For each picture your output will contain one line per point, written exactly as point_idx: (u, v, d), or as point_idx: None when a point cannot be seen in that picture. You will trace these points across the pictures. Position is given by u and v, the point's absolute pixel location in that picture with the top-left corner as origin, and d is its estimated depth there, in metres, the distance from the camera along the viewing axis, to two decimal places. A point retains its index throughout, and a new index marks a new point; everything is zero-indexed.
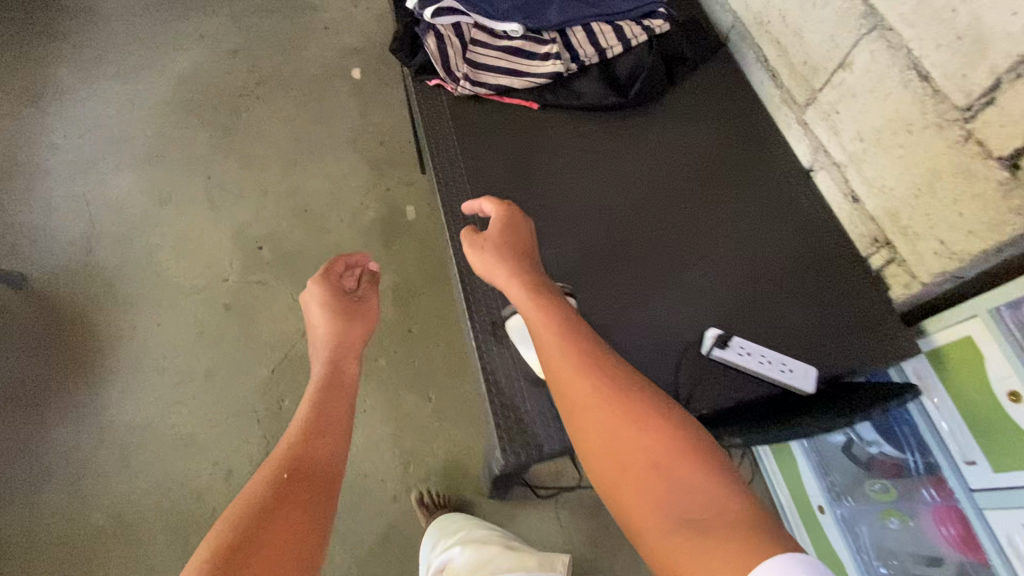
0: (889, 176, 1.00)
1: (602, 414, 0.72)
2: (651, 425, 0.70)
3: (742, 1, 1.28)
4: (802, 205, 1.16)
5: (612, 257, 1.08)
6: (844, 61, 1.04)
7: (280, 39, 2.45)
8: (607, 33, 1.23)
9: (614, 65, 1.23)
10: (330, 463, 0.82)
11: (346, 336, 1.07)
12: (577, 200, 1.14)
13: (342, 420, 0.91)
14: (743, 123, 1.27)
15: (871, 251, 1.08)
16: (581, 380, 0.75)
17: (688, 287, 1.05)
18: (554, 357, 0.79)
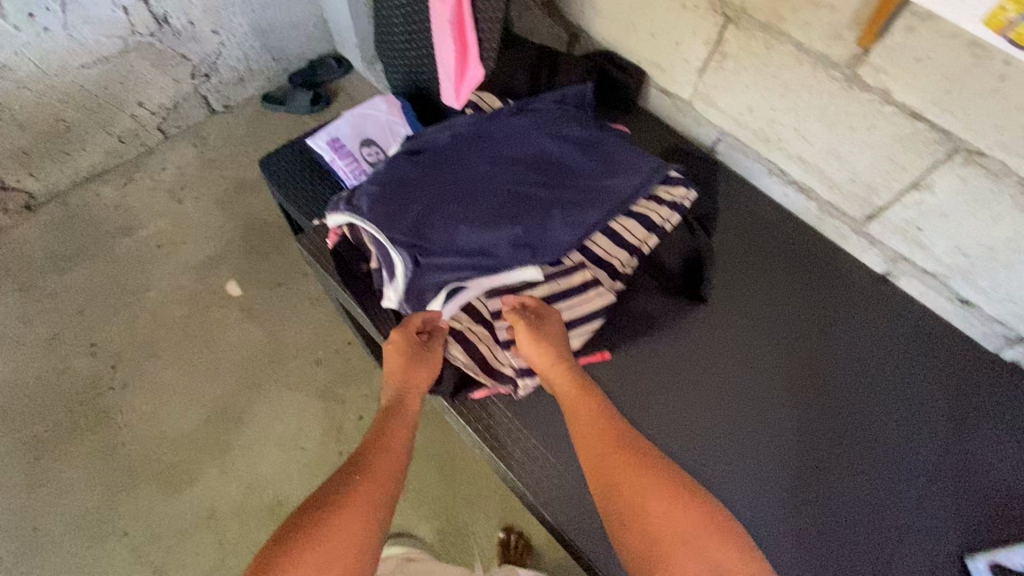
0: (1015, 287, 0.91)
1: (641, 489, 0.74)
2: (688, 509, 0.72)
3: (733, 120, 1.11)
4: (919, 321, 1.03)
5: (825, 525, 0.85)
6: (915, 182, 0.92)
7: (105, 289, 1.82)
8: (633, 229, 0.99)
9: (658, 258, 1.00)
10: (380, 489, 0.74)
11: (414, 378, 0.88)
12: (732, 467, 0.89)
13: (400, 442, 0.81)
14: (797, 251, 1.11)
15: (1003, 345, 0.99)
16: (633, 472, 0.76)
17: (914, 510, 0.86)
18: (599, 436, 0.81)
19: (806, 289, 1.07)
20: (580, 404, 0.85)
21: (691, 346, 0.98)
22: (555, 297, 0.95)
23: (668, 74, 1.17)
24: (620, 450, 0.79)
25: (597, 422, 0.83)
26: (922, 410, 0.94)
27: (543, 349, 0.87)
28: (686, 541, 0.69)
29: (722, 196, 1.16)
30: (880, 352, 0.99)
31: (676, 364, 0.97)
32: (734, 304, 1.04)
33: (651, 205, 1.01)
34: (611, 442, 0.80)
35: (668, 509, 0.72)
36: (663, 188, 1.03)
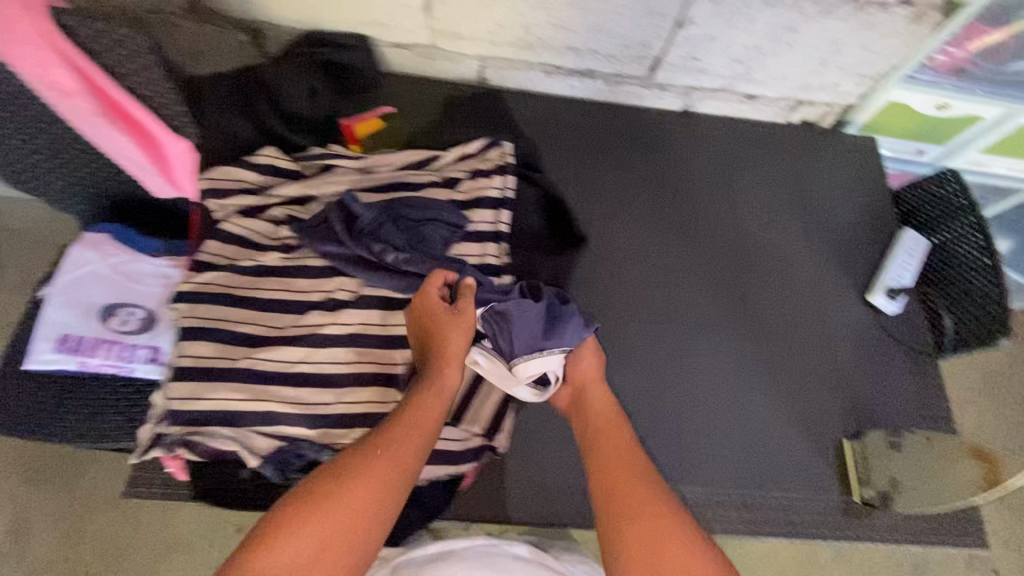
0: (787, 68, 1.01)
1: (638, 518, 0.58)
2: (677, 542, 0.56)
3: (485, 43, 1.00)
4: (728, 133, 1.12)
5: (787, 361, 0.93)
6: (679, 21, 0.93)
7: None
8: (480, 215, 0.87)
9: (522, 227, 0.90)
10: (380, 486, 0.57)
11: (451, 349, 0.71)
12: (700, 371, 0.91)
13: (421, 428, 0.64)
14: (611, 133, 1.08)
15: (791, 114, 1.12)
16: (631, 484, 0.62)
17: (822, 299, 0.99)
18: (602, 457, 0.66)
19: (642, 164, 1.06)
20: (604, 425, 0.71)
21: (608, 293, 0.94)
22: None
23: (394, 27, 0.98)
24: (625, 461, 0.65)
25: (618, 444, 0.68)
26: (779, 216, 1.05)
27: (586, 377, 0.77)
28: (648, 552, 0.56)
29: (525, 125, 1.06)
30: (730, 186, 1.06)
31: (601, 310, 0.93)
32: (611, 220, 1.00)
33: (478, 183, 0.89)
34: (614, 454, 0.66)
35: (645, 521, 0.58)
36: (477, 159, 0.91)
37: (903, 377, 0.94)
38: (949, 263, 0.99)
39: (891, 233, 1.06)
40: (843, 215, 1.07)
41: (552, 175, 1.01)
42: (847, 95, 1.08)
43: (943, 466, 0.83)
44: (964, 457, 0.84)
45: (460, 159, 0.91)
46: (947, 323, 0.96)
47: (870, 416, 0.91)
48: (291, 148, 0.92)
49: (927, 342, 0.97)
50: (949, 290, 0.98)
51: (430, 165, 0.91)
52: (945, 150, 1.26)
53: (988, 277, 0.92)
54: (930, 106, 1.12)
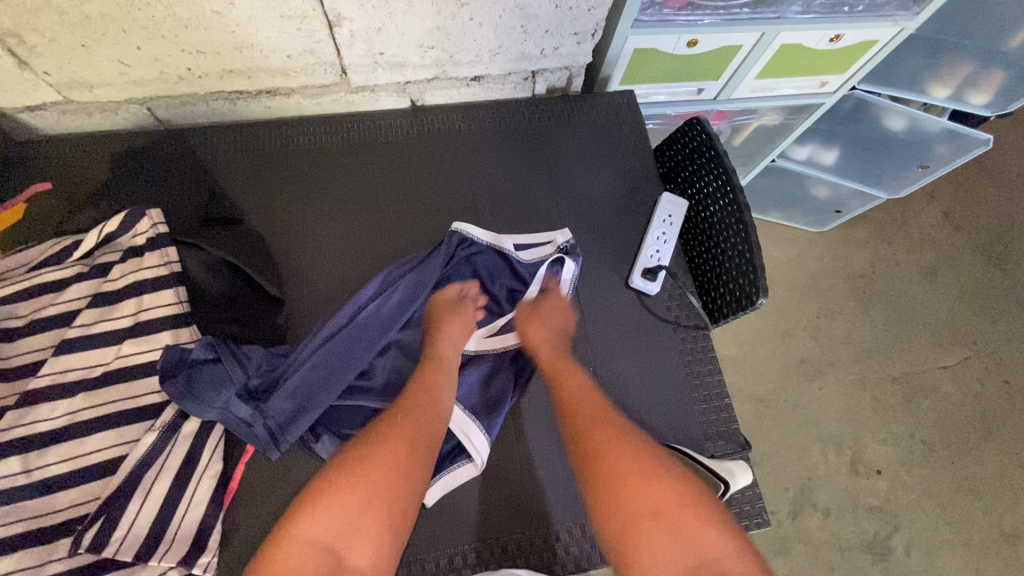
0: (489, 44, 0.87)
1: (618, 463, 0.65)
2: (677, 491, 0.62)
3: (126, 84, 0.83)
4: (466, 122, 0.99)
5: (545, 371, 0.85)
6: (330, 21, 0.77)
7: None
8: (138, 306, 0.74)
9: (200, 303, 0.78)
10: (415, 453, 0.66)
11: (444, 363, 0.78)
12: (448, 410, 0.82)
13: (428, 414, 0.71)
14: (326, 151, 0.94)
15: (531, 85, 1.01)
16: (611, 442, 0.67)
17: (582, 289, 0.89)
18: (579, 415, 0.72)
19: (366, 180, 0.93)
20: (562, 377, 0.77)
21: None
22: (131, 452, 0.70)
23: (4, 91, 0.80)
24: (605, 423, 0.70)
25: (582, 392, 0.74)
26: (529, 206, 0.95)
27: (542, 336, 0.81)
28: (656, 513, 0.61)
29: (218, 171, 0.91)
30: (472, 190, 0.95)
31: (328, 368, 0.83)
32: (333, 264, 0.88)
33: (133, 264, 0.75)
34: (588, 411, 0.72)
35: (644, 471, 0.64)
36: (127, 236, 0.76)
37: (671, 364, 0.87)
38: (706, 224, 0.91)
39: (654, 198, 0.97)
40: (604, 192, 0.97)
41: (252, 224, 0.88)
42: (578, 56, 0.95)
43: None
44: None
45: (106, 242, 0.76)
46: (695, 301, 0.90)
47: (642, 409, 0.83)
48: None
49: (695, 317, 0.90)
50: (710, 252, 0.91)
51: (73, 255, 0.75)
52: (722, 84, 1.17)
53: (737, 232, 0.85)
54: (680, 44, 1.01)
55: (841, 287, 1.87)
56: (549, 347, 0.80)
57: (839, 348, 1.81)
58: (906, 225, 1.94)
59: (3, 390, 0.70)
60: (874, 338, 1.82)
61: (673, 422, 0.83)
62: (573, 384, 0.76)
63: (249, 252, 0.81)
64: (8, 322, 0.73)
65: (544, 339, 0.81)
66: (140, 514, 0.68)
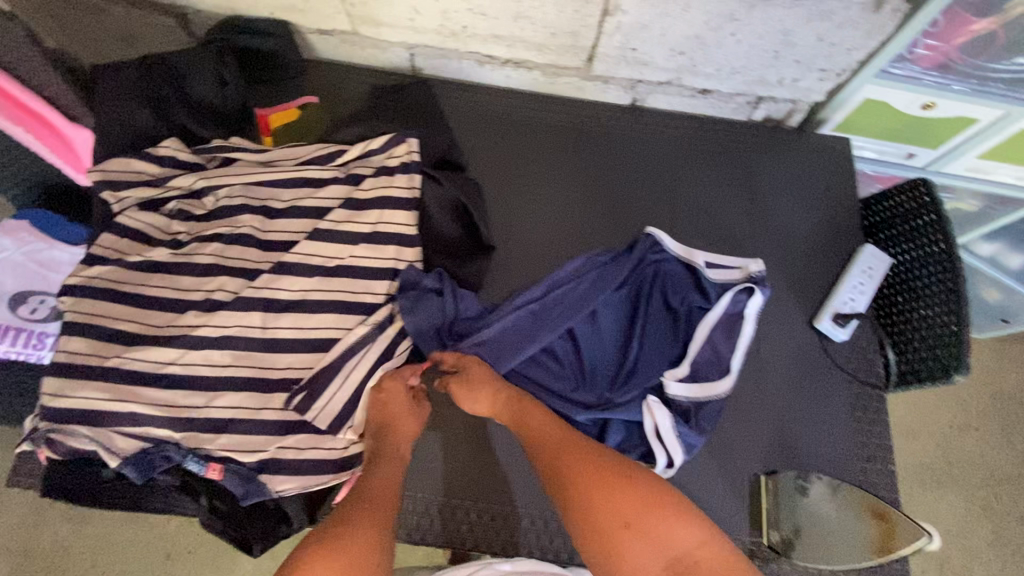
0: (735, 61, 0.90)
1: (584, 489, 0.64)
2: (654, 504, 0.62)
3: (407, 29, 0.93)
4: (679, 131, 1.03)
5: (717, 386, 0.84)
6: (605, 9, 0.84)
7: None
8: (378, 216, 0.84)
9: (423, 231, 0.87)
10: (381, 516, 0.64)
11: (400, 426, 0.74)
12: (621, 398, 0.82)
13: (389, 488, 0.68)
14: (546, 128, 1.01)
15: (751, 110, 1.02)
16: (575, 468, 0.66)
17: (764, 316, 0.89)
18: (545, 448, 0.70)
19: (575, 163, 0.99)
20: (524, 418, 0.73)
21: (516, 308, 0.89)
22: (343, 338, 0.78)
23: (311, 13, 0.93)
24: (565, 454, 0.68)
25: (543, 425, 0.72)
26: (724, 224, 0.96)
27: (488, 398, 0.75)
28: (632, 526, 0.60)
29: (453, 121, 1.00)
30: (672, 195, 0.98)
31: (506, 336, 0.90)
32: (531, 231, 0.94)
33: (382, 180, 0.85)
34: (552, 441, 0.70)
35: (614, 494, 0.63)
36: (383, 156, 0.87)
37: (839, 412, 0.85)
38: (908, 283, 0.88)
39: (852, 248, 0.96)
40: (801, 228, 0.97)
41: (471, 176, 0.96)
42: (812, 92, 0.96)
43: (833, 522, 0.77)
44: (863, 517, 0.76)
45: (364, 155, 0.88)
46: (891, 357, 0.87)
47: (801, 446, 0.82)
48: (199, 140, 0.90)
49: (873, 375, 0.88)
50: (907, 314, 0.87)
51: (335, 160, 0.87)
52: (937, 154, 1.13)
53: (945, 299, 0.82)
54: (915, 104, 0.99)
55: (985, 401, 1.71)
56: (503, 397, 0.75)
57: (971, 466, 1.60)
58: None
59: (259, 256, 0.82)
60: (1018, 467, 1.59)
61: (833, 467, 0.82)
62: (537, 419, 0.73)
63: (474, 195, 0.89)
64: (274, 202, 0.85)
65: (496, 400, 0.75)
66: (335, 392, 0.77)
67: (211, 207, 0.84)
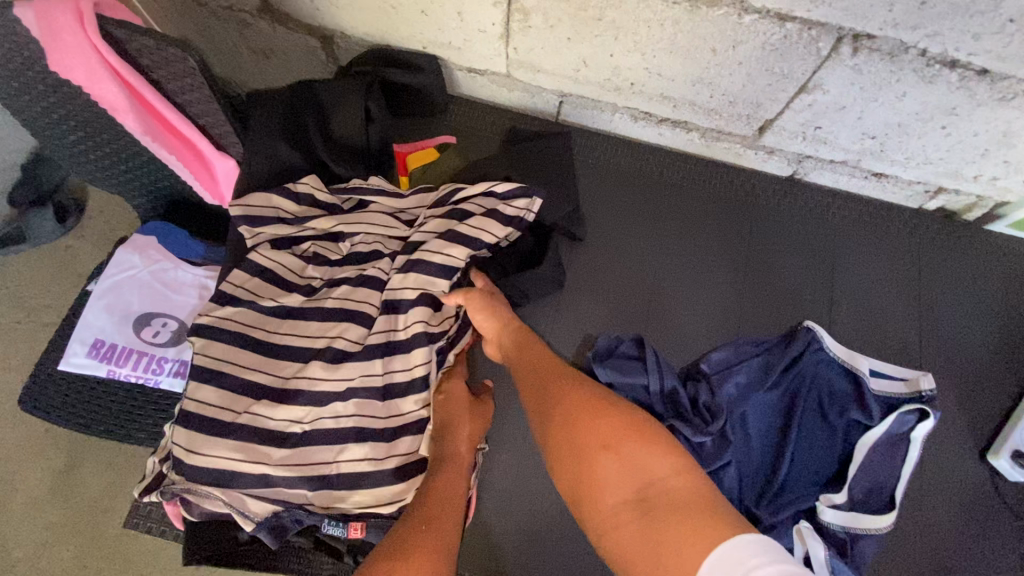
0: (933, 153, 0.81)
1: (561, 414, 0.63)
2: (625, 427, 0.59)
3: (566, 77, 0.87)
4: (838, 213, 0.94)
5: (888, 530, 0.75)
6: (802, 87, 0.76)
7: None
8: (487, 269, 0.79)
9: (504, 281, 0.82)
10: (448, 523, 0.62)
11: (463, 429, 0.71)
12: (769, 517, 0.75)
13: (455, 500, 0.65)
14: (691, 194, 0.94)
15: (926, 199, 0.92)
16: (560, 396, 0.64)
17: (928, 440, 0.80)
18: (531, 373, 0.69)
19: (720, 234, 0.92)
20: (512, 344, 0.73)
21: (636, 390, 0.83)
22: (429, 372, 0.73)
23: (466, 51, 0.88)
24: (550, 383, 0.66)
25: (535, 362, 0.70)
26: (883, 324, 0.87)
27: (487, 327, 0.74)
28: (607, 445, 0.58)
29: (584, 187, 0.94)
30: (826, 285, 0.90)
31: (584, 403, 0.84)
32: (668, 312, 0.88)
33: (491, 221, 0.78)
34: (539, 371, 0.68)
35: (589, 419, 0.60)
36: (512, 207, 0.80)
37: (1013, 564, 0.75)
38: None
39: None
40: (970, 341, 0.87)
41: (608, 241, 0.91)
42: (1009, 191, 0.86)
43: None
44: None
45: (486, 194, 0.80)
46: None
47: None
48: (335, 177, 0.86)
49: None
50: None
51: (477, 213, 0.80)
52: None
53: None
54: None
55: None
56: (504, 329, 0.74)
57: None
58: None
59: None
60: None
61: None
62: (528, 353, 0.71)
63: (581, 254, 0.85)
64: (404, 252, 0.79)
65: (498, 329, 0.74)
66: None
67: (345, 252, 0.80)
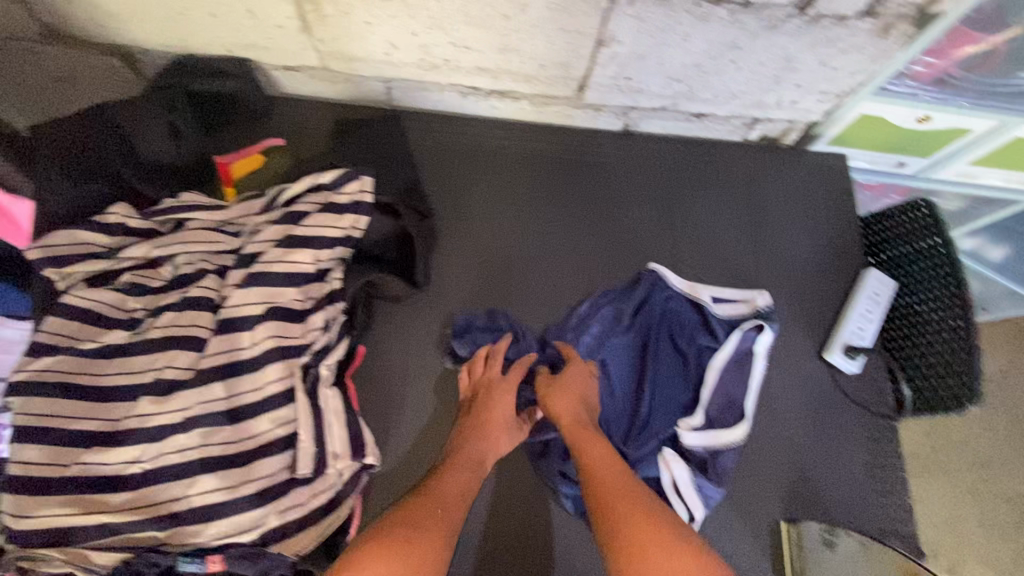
0: (734, 87, 0.86)
1: (633, 534, 0.59)
2: (697, 568, 0.55)
3: (381, 63, 0.86)
4: (673, 157, 0.98)
5: (745, 441, 0.81)
6: (599, 41, 0.78)
7: None
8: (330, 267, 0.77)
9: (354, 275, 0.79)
10: (452, 517, 0.62)
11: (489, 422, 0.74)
12: (637, 450, 0.79)
13: (458, 498, 0.65)
14: (535, 158, 0.96)
15: (747, 131, 0.98)
16: (637, 513, 0.61)
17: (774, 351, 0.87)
18: (602, 482, 0.65)
19: (569, 193, 0.95)
20: (587, 446, 0.70)
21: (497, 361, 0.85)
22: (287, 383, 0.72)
23: (276, 50, 0.85)
24: (627, 497, 0.63)
25: (608, 464, 0.68)
26: (723, 251, 0.93)
27: (560, 406, 0.74)
28: None
29: (424, 171, 0.92)
30: (669, 225, 0.94)
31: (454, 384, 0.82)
32: (527, 281, 0.89)
33: (324, 218, 0.76)
34: (613, 477, 0.66)
35: (661, 552, 0.56)
36: (338, 194, 0.77)
37: (854, 447, 0.83)
38: (917, 311, 0.87)
39: (855, 269, 0.94)
40: (800, 254, 0.94)
41: (459, 215, 0.91)
42: (811, 112, 0.93)
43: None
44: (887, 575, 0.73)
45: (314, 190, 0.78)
46: (904, 390, 0.85)
47: (815, 488, 0.81)
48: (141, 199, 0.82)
49: (884, 405, 0.86)
50: (914, 341, 0.86)
51: (303, 209, 0.77)
52: (928, 162, 1.12)
53: (958, 323, 0.81)
54: (913, 117, 0.96)
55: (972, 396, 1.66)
56: (574, 412, 0.74)
57: None
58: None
59: None
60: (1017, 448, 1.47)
61: (847, 507, 0.81)
62: (600, 454, 0.69)
63: (425, 233, 0.84)
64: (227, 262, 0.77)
65: (570, 411, 0.74)
66: (335, 447, 0.72)
67: (169, 277, 0.77)
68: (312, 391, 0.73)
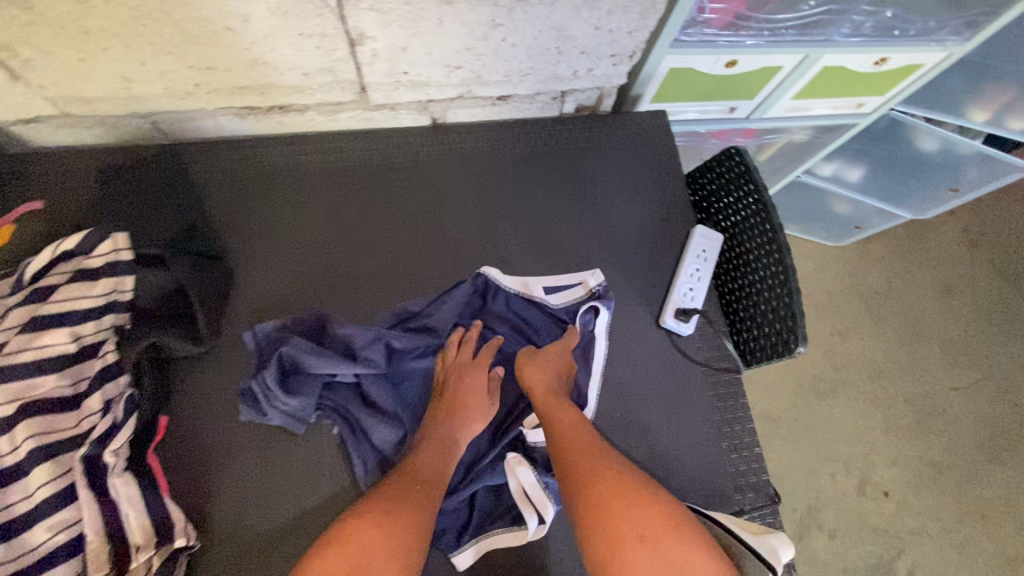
0: (520, 65, 0.81)
1: (602, 491, 0.62)
2: (660, 521, 0.58)
3: (127, 100, 0.77)
4: (489, 143, 0.94)
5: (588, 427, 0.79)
6: (352, 39, 0.71)
7: None
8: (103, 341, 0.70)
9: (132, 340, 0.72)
10: (427, 502, 0.65)
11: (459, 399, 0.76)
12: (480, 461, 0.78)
13: (435, 481, 0.68)
14: (340, 169, 0.89)
15: (559, 104, 0.95)
16: (606, 473, 0.64)
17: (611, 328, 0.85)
18: (568, 449, 0.68)
19: (382, 198, 0.88)
20: (555, 416, 0.73)
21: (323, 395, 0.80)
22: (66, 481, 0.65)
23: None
24: (597, 459, 0.66)
25: (573, 428, 0.71)
26: (551, 234, 0.90)
27: (537, 375, 0.77)
28: (643, 537, 0.57)
29: (216, 205, 0.84)
30: (493, 216, 0.90)
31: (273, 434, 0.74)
32: (352, 301, 0.82)
33: (75, 289, 0.69)
34: (581, 442, 0.69)
35: (626, 507, 0.59)
36: (90, 259, 0.70)
37: (702, 409, 0.83)
38: (742, 259, 0.86)
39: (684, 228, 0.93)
40: (630, 222, 0.92)
41: (262, 246, 0.84)
42: (612, 77, 0.89)
43: None
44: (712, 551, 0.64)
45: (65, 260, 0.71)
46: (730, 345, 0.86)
47: (666, 458, 0.80)
48: None
49: (727, 360, 0.86)
50: (743, 291, 0.86)
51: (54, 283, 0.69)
52: (756, 104, 1.11)
53: (774, 272, 0.80)
54: (720, 63, 0.94)
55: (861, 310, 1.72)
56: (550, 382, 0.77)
57: (855, 366, 1.53)
58: (974, 222, 1.66)
59: None
60: (904, 352, 1.54)
61: (701, 470, 0.80)
62: (567, 419, 0.72)
63: (213, 278, 0.78)
64: None
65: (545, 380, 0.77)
66: (136, 539, 0.65)
67: None
68: (98, 483, 0.66)
